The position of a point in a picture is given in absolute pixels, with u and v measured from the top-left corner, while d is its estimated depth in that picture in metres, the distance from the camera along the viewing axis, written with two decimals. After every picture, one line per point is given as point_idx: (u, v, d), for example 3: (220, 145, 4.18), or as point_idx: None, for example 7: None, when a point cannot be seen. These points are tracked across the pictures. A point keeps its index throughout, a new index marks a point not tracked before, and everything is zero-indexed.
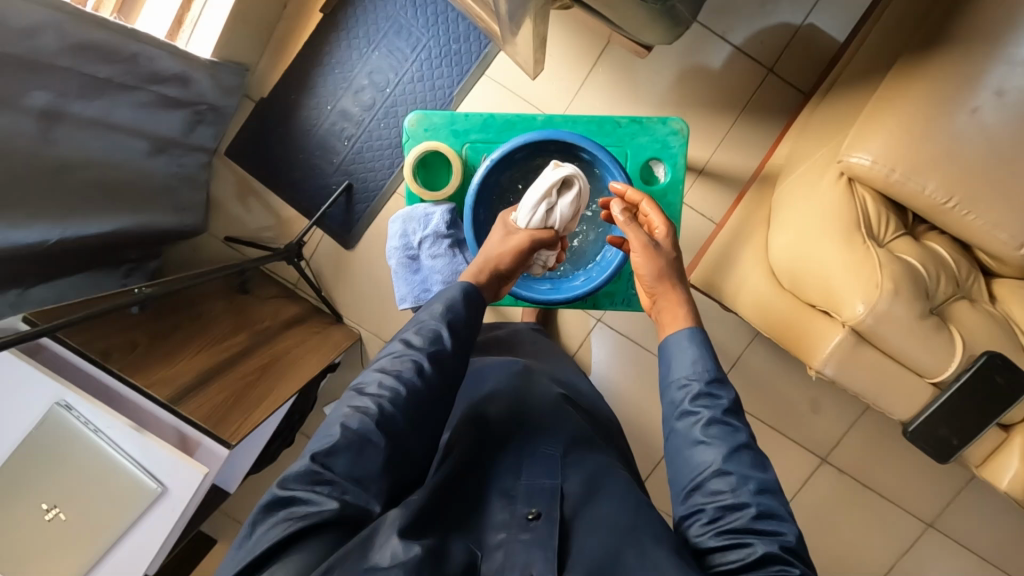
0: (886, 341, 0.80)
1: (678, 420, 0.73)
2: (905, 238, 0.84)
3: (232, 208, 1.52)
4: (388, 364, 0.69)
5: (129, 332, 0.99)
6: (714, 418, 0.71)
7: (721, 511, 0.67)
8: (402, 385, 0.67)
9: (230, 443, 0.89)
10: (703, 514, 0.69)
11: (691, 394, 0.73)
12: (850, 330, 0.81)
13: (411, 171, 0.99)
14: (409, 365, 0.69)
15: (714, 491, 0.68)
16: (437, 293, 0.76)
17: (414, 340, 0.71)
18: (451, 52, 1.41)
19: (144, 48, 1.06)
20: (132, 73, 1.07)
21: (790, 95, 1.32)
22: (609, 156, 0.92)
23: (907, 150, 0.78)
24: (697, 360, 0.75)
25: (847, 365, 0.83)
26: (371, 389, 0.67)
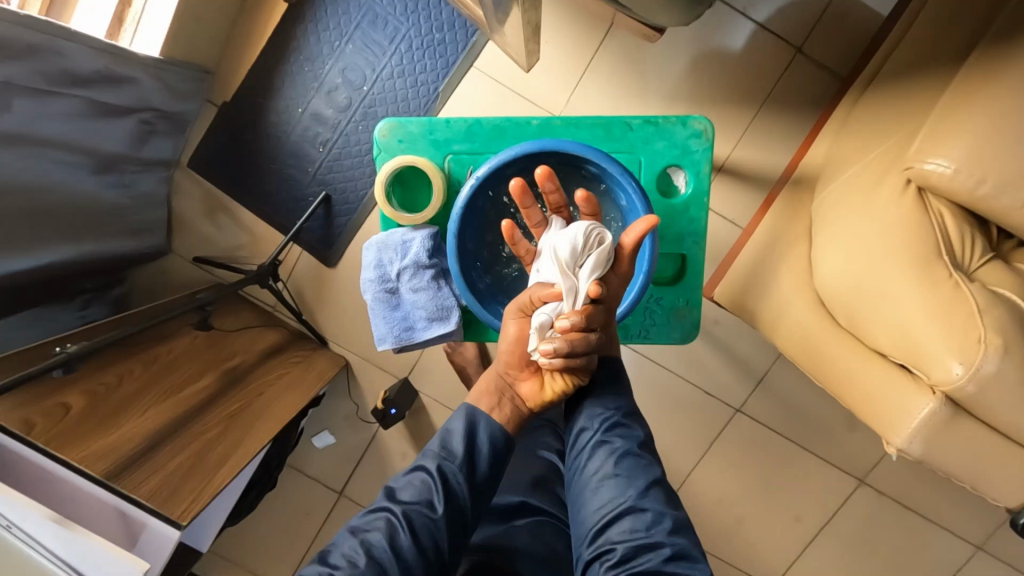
0: (991, 411, 0.63)
1: (591, 453, 0.73)
2: (995, 263, 0.69)
3: (199, 226, 1.36)
4: (361, 524, 0.66)
5: (62, 395, 0.84)
6: (630, 451, 0.72)
7: (633, 551, 0.65)
8: (365, 555, 0.63)
9: (180, 523, 0.77)
10: (613, 554, 0.66)
11: (607, 430, 0.74)
12: (943, 398, 0.64)
13: (384, 191, 0.83)
14: (379, 529, 0.65)
15: (627, 528, 0.67)
16: (438, 429, 0.72)
17: (401, 493, 0.68)
18: (434, 43, 1.24)
19: (50, 40, 0.88)
20: (43, 71, 0.89)
21: (823, 79, 1.15)
22: (621, 168, 0.76)
23: (1002, 153, 0.62)
24: (615, 399, 0.77)
25: (940, 441, 0.66)
26: (343, 549, 0.64)
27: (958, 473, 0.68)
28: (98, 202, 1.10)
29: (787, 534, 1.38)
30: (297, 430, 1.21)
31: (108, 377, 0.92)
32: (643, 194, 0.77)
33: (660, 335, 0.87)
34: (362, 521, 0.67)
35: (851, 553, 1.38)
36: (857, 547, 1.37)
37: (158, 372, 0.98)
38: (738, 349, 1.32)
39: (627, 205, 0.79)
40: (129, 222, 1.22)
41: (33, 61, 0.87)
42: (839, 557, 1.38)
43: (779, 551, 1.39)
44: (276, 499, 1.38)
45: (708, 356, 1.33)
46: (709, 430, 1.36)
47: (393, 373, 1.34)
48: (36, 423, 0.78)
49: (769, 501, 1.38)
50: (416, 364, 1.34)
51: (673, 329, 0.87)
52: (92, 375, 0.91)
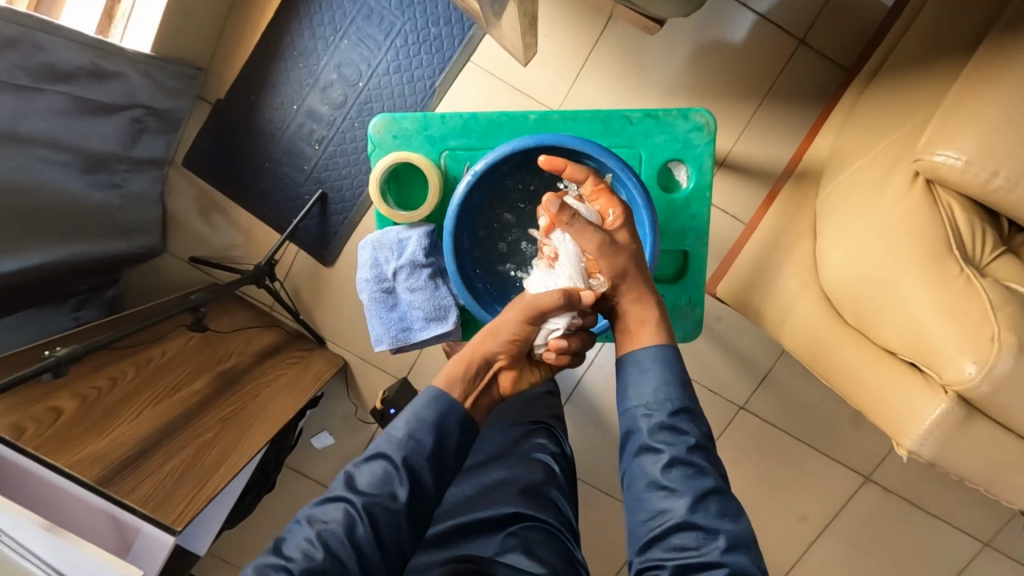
0: (1005, 411, 0.61)
1: (637, 458, 0.67)
2: (1006, 257, 0.67)
3: (194, 225, 1.35)
4: (320, 512, 0.64)
5: (52, 400, 0.83)
6: (685, 456, 0.66)
7: (684, 569, 0.62)
8: (323, 546, 0.61)
9: (174, 529, 0.76)
10: (662, 570, 0.63)
11: (657, 432, 0.67)
12: (955, 397, 0.62)
13: (378, 189, 0.81)
14: (339, 519, 0.62)
15: (680, 543, 0.63)
16: (405, 410, 0.69)
17: (360, 484, 0.65)
18: (430, 37, 1.22)
19: (31, 33, 0.86)
20: (23, 65, 0.88)
21: (826, 71, 1.13)
22: (620, 163, 0.74)
23: (1014, 144, 0.60)
24: (667, 390, 0.69)
25: (953, 442, 0.64)
26: (299, 538, 0.63)
27: (971, 475, 0.65)
28: (88, 201, 1.09)
29: (791, 532, 1.37)
30: (295, 432, 1.20)
31: (100, 381, 0.90)
32: (643, 190, 0.75)
33: None
34: (319, 509, 0.65)
35: (856, 551, 1.36)
36: (863, 545, 1.36)
37: (152, 375, 0.97)
38: (742, 346, 1.30)
39: (628, 200, 0.78)
40: (122, 222, 1.20)
41: (11, 53, 0.85)
42: (844, 555, 1.37)
43: (783, 550, 1.38)
44: (275, 500, 1.37)
45: (711, 353, 1.31)
46: (712, 427, 1.35)
47: (392, 373, 1.33)
48: (26, 428, 0.77)
49: (773, 499, 1.36)
50: (414, 364, 1.32)
51: (676, 327, 0.85)
52: (83, 379, 0.90)
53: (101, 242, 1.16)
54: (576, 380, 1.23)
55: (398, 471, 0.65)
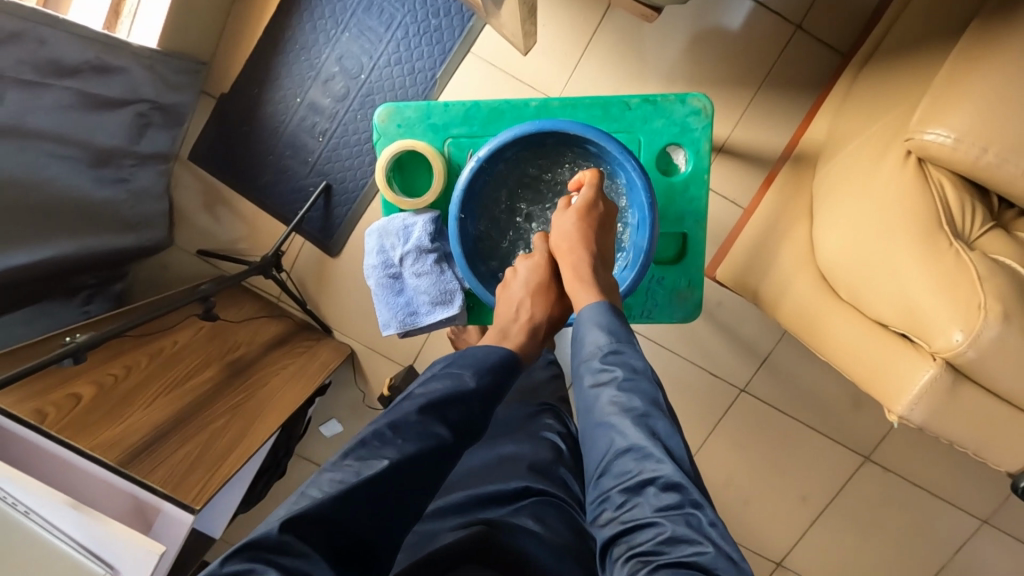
0: (992, 377, 0.63)
1: (581, 400, 0.65)
2: (996, 232, 0.68)
3: (200, 219, 1.37)
4: (406, 430, 0.61)
5: (72, 386, 0.86)
6: (623, 387, 0.62)
7: (625, 494, 0.57)
8: (411, 465, 0.59)
9: (194, 507, 0.78)
10: (609, 501, 0.59)
11: (593, 371, 0.64)
12: (943, 364, 0.64)
13: (384, 177, 0.83)
14: (429, 443, 0.61)
15: (622, 472, 0.58)
16: (484, 350, 0.69)
17: (442, 413, 0.63)
18: (430, 28, 1.24)
19: (34, 27, 0.88)
20: (26, 59, 0.89)
21: (823, 56, 1.14)
22: (620, 147, 0.76)
23: (1000, 122, 0.61)
24: (606, 332, 0.66)
25: (943, 408, 0.66)
26: (368, 450, 0.59)
27: (961, 440, 0.67)
28: (95, 194, 1.11)
29: (791, 510, 1.39)
30: (304, 418, 1.23)
31: (115, 369, 0.93)
32: (643, 172, 0.76)
33: (661, 315, 0.87)
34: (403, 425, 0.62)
35: (854, 528, 1.39)
36: (864, 523, 1.38)
37: (165, 364, 0.99)
38: (742, 330, 1.32)
39: (627, 182, 0.79)
40: (129, 216, 1.23)
41: (13, 47, 0.86)
42: (845, 533, 1.39)
43: (785, 529, 1.41)
44: (286, 487, 1.40)
45: (712, 337, 1.34)
46: (715, 410, 1.37)
47: (398, 361, 1.35)
48: (48, 413, 0.80)
49: (775, 479, 1.39)
50: (420, 351, 1.34)
51: (676, 309, 0.88)
52: (100, 367, 0.93)
53: (109, 236, 1.19)
54: None
55: (477, 409, 0.64)
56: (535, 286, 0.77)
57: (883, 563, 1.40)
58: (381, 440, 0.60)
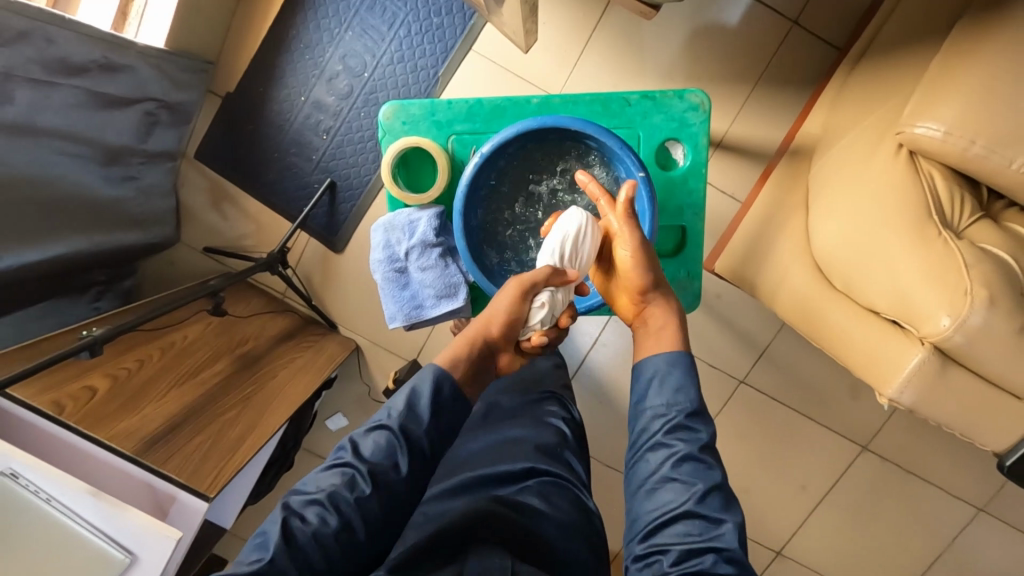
0: (979, 361, 0.66)
1: (648, 450, 0.64)
2: (985, 222, 0.70)
3: (206, 216, 1.39)
4: (326, 479, 0.61)
5: (86, 379, 0.88)
6: (688, 455, 0.62)
7: (687, 554, 0.58)
8: (333, 513, 0.59)
9: (207, 496, 0.80)
10: (665, 555, 0.59)
11: (666, 428, 0.64)
12: (932, 348, 0.66)
13: (389, 172, 0.85)
14: (348, 486, 0.60)
15: (684, 532, 0.59)
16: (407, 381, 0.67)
17: (359, 457, 0.62)
18: (432, 27, 1.25)
19: (43, 26, 0.89)
20: (38, 59, 0.91)
21: (820, 52, 1.16)
22: (620, 142, 0.78)
23: (990, 114, 0.63)
24: (679, 389, 0.65)
25: (932, 391, 0.68)
26: (295, 500, 0.60)
27: (948, 422, 0.70)
28: (104, 192, 1.13)
29: (789, 499, 1.42)
30: (311, 411, 1.25)
31: (128, 362, 0.95)
32: (642, 166, 0.78)
33: None
34: (322, 474, 0.62)
35: (851, 516, 1.41)
36: (861, 512, 1.41)
37: (176, 357, 1.01)
38: (740, 323, 1.34)
39: (627, 177, 0.81)
40: (137, 213, 1.25)
41: (25, 47, 0.87)
42: (843, 522, 1.42)
43: (783, 518, 1.43)
44: (292, 479, 1.42)
45: (711, 330, 1.36)
46: (714, 401, 1.39)
47: (402, 355, 1.37)
48: (65, 404, 0.81)
49: (773, 470, 1.41)
50: (424, 346, 1.37)
51: None
52: (112, 361, 0.95)
53: (118, 233, 1.21)
54: (579, 359, 1.28)
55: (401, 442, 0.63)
56: None
57: (879, 550, 1.42)
58: (305, 491, 0.61)
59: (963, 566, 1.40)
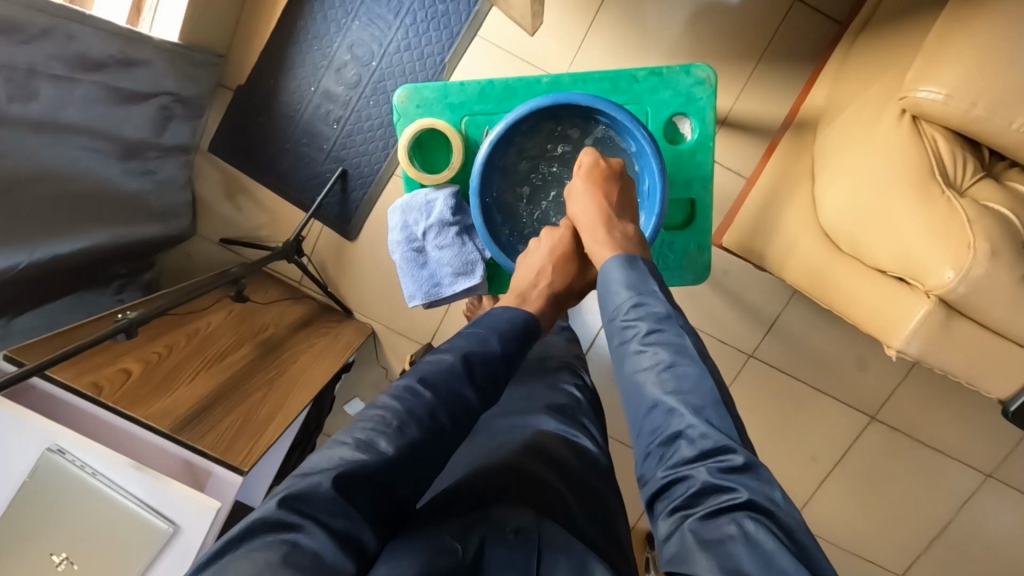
0: (984, 313, 0.68)
1: (617, 339, 0.67)
2: (987, 181, 0.72)
3: (222, 208, 1.42)
4: (429, 378, 0.64)
5: (121, 362, 0.92)
6: (649, 338, 0.64)
7: (663, 445, 0.59)
8: (434, 416, 0.62)
9: (242, 469, 0.83)
10: (652, 453, 0.60)
11: (620, 329, 0.66)
12: (937, 301, 0.69)
13: (406, 154, 0.88)
14: (452, 395, 0.63)
15: (654, 424, 0.60)
16: (501, 319, 0.72)
17: (439, 387, 0.63)
18: (438, 14, 1.27)
19: (63, 23, 0.90)
20: (59, 56, 0.93)
21: (820, 26, 1.17)
22: (630, 117, 0.80)
23: (991, 76, 0.65)
24: (624, 290, 0.68)
25: (938, 343, 0.71)
26: (366, 430, 0.60)
27: (954, 372, 0.73)
28: (124, 185, 1.16)
29: (799, 467, 1.45)
30: (332, 394, 1.29)
31: (158, 347, 0.99)
32: (652, 140, 0.80)
33: (673, 277, 0.92)
34: (428, 378, 0.64)
35: (860, 483, 1.44)
36: (870, 479, 1.44)
37: (201, 344, 1.05)
38: (748, 297, 1.37)
39: (638, 151, 0.83)
40: (156, 206, 1.28)
41: (46, 43, 0.90)
42: (854, 491, 1.45)
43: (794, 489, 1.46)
44: None
45: (718, 305, 1.38)
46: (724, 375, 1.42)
47: (417, 340, 1.41)
48: (104, 386, 0.85)
49: (783, 442, 1.44)
50: (438, 329, 1.40)
51: (687, 271, 0.92)
52: (143, 346, 0.98)
53: (138, 226, 1.24)
54: (591, 338, 1.31)
55: (488, 368, 0.67)
56: (557, 256, 0.81)
57: (886, 515, 1.45)
58: (385, 419, 0.60)
59: (973, 531, 1.43)
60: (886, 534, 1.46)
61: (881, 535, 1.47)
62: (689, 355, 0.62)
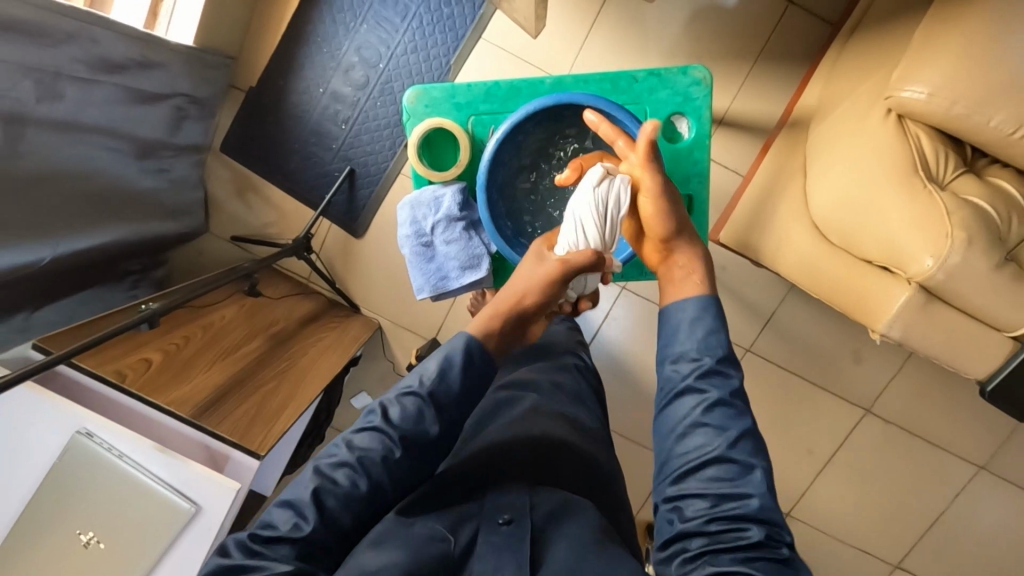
0: (961, 297, 0.73)
1: (687, 382, 0.60)
2: (968, 176, 0.76)
3: (233, 206, 1.46)
4: (357, 431, 0.61)
5: (142, 352, 0.96)
6: (729, 393, 0.59)
7: (720, 497, 0.55)
8: (362, 467, 0.59)
9: (259, 454, 0.87)
10: (701, 499, 0.55)
11: (695, 374, 0.60)
12: (917, 287, 0.74)
13: (415, 152, 0.92)
14: (378, 444, 0.60)
15: (713, 476, 0.56)
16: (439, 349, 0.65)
17: (362, 440, 0.60)
18: (444, 17, 1.31)
19: (88, 28, 0.95)
20: (83, 59, 0.97)
21: (814, 29, 1.21)
22: (630, 116, 0.84)
23: (970, 77, 0.69)
24: (705, 336, 0.62)
25: (917, 325, 0.76)
26: (292, 487, 0.59)
27: (935, 354, 0.77)
28: (140, 183, 1.20)
29: (795, 459, 1.48)
30: (340, 387, 1.33)
31: (176, 338, 1.03)
32: None
33: None
34: (357, 432, 0.62)
35: (855, 474, 1.48)
36: (865, 470, 1.47)
37: (216, 336, 1.09)
38: (745, 292, 1.41)
39: None
40: (170, 204, 1.32)
41: (72, 47, 0.94)
42: (849, 482, 1.48)
43: (790, 480, 1.50)
44: None
45: None
46: None
47: (423, 334, 1.44)
48: (127, 373, 0.90)
49: (781, 435, 1.48)
50: (443, 324, 1.43)
51: None
52: (163, 337, 1.02)
53: (153, 223, 1.28)
54: (593, 331, 1.36)
55: (421, 410, 0.62)
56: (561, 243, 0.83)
57: (881, 505, 1.49)
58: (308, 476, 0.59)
59: (965, 521, 1.46)
60: (880, 525, 1.50)
61: (875, 526, 1.50)
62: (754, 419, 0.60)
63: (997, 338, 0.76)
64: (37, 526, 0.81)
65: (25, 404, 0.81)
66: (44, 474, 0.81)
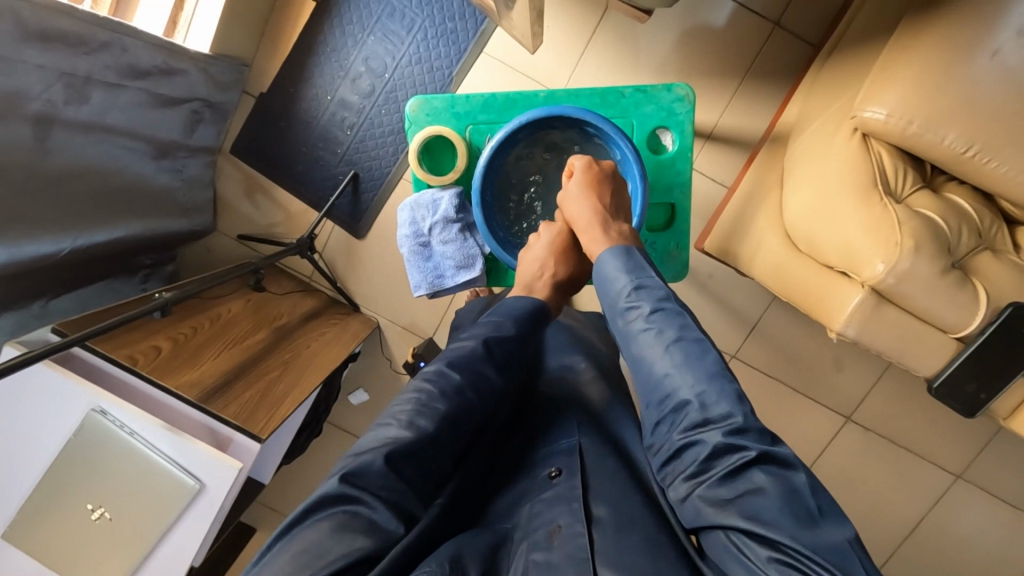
0: (909, 299, 0.79)
1: (621, 321, 0.69)
2: (922, 191, 0.83)
3: (241, 206, 1.52)
4: (457, 361, 0.73)
5: (154, 339, 1.01)
6: (652, 317, 0.67)
7: (673, 414, 0.63)
8: (460, 393, 0.71)
9: (260, 437, 0.92)
10: (663, 423, 0.64)
11: (621, 311, 0.69)
12: (870, 290, 0.80)
13: (416, 157, 0.98)
14: (480, 374, 0.73)
15: (662, 398, 0.64)
16: (522, 300, 0.81)
17: (467, 373, 0.72)
18: (448, 31, 1.38)
19: (119, 38, 1.02)
20: (113, 66, 1.04)
21: (797, 50, 1.28)
22: (615, 129, 0.90)
23: (925, 99, 0.75)
24: (620, 274, 0.71)
25: (870, 326, 0.82)
26: (407, 412, 0.68)
27: (886, 351, 0.85)
28: (156, 181, 1.26)
29: None
30: (338, 381, 1.39)
31: (185, 328, 1.08)
32: (633, 150, 0.90)
33: None
34: (456, 362, 0.73)
35: (836, 478, 1.52)
36: (845, 475, 1.52)
37: (223, 327, 1.14)
38: (731, 299, 1.46)
39: (621, 158, 0.93)
40: (183, 202, 1.38)
41: (104, 55, 1.01)
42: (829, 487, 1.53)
43: None
44: (319, 449, 1.55)
45: (703, 306, 1.48)
46: None
47: (421, 333, 1.50)
48: (138, 358, 0.95)
49: None
50: (440, 323, 1.49)
51: (667, 268, 1.01)
52: (173, 326, 1.08)
53: (166, 220, 1.34)
54: None
55: (506, 350, 0.76)
56: (557, 249, 0.87)
57: (862, 511, 1.53)
58: (420, 402, 0.68)
59: (941, 528, 1.50)
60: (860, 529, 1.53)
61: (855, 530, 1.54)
62: (695, 331, 0.66)
63: (943, 339, 0.83)
64: (51, 498, 0.87)
65: (42, 384, 0.86)
66: (56, 452, 0.87)
